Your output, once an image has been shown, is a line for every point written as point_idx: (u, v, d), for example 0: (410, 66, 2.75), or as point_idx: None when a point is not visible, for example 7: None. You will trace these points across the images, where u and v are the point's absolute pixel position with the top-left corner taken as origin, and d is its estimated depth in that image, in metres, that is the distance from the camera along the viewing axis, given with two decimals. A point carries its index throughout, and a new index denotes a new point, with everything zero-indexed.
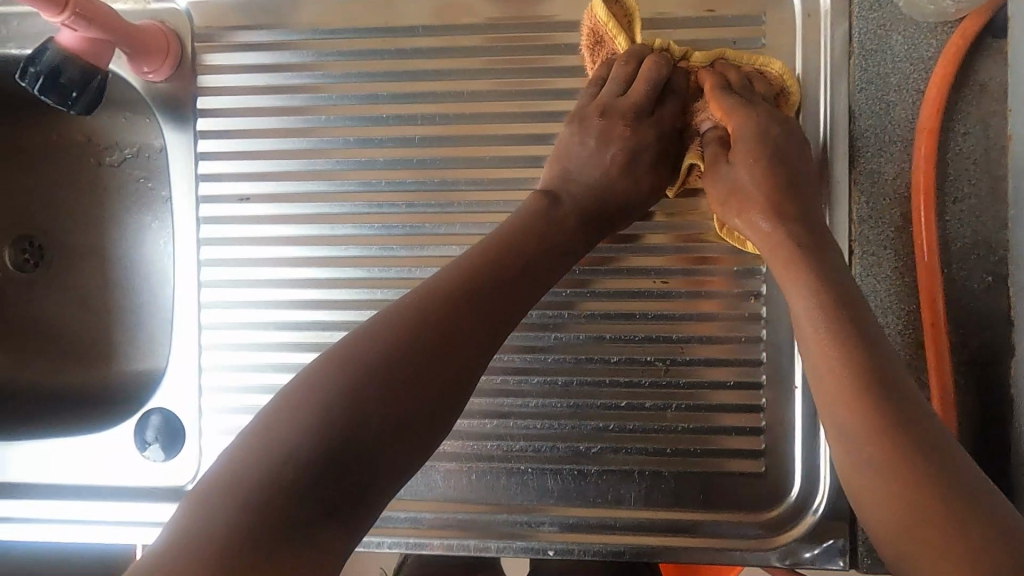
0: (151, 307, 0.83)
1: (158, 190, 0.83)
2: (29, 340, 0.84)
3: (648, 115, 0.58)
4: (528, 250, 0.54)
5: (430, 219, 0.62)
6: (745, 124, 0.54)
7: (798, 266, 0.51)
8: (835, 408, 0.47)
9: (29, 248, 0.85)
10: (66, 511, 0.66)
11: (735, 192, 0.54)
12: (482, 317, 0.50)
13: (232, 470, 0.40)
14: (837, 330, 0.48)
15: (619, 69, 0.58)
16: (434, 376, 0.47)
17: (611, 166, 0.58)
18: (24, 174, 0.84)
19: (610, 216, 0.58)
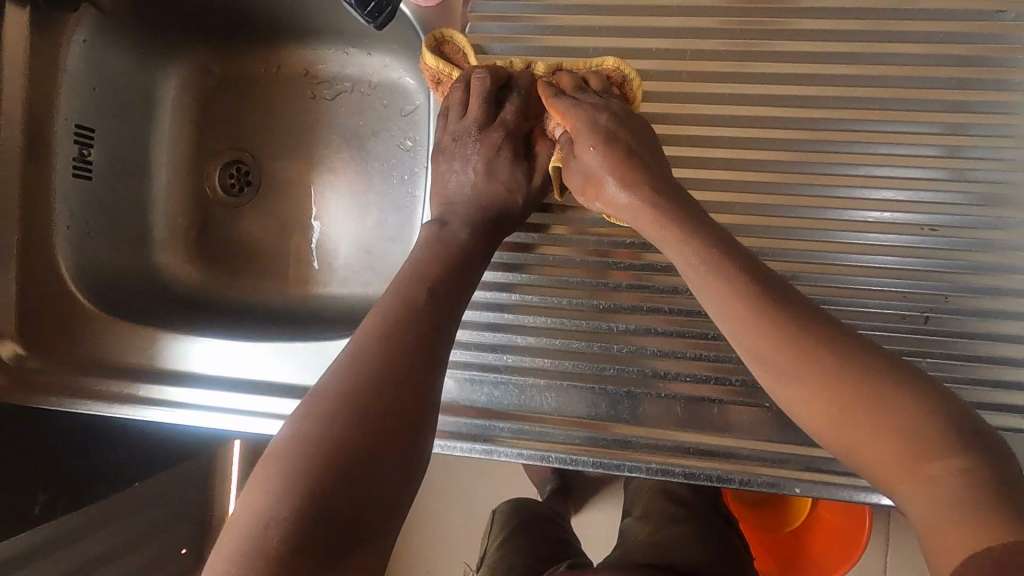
0: (353, 235, 0.87)
1: (368, 124, 0.86)
2: (234, 261, 0.88)
3: (487, 125, 0.61)
4: (428, 268, 0.55)
5: (687, 152, 0.63)
6: (577, 116, 0.55)
7: (659, 231, 0.50)
8: (767, 363, 0.45)
9: (239, 172, 0.89)
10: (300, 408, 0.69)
11: (590, 177, 0.54)
12: (411, 348, 0.48)
13: (285, 451, 0.43)
14: (756, 301, 0.45)
15: (455, 93, 0.62)
16: (393, 400, 0.45)
17: (478, 176, 0.61)
18: (238, 100, 0.88)
19: (500, 218, 0.61)
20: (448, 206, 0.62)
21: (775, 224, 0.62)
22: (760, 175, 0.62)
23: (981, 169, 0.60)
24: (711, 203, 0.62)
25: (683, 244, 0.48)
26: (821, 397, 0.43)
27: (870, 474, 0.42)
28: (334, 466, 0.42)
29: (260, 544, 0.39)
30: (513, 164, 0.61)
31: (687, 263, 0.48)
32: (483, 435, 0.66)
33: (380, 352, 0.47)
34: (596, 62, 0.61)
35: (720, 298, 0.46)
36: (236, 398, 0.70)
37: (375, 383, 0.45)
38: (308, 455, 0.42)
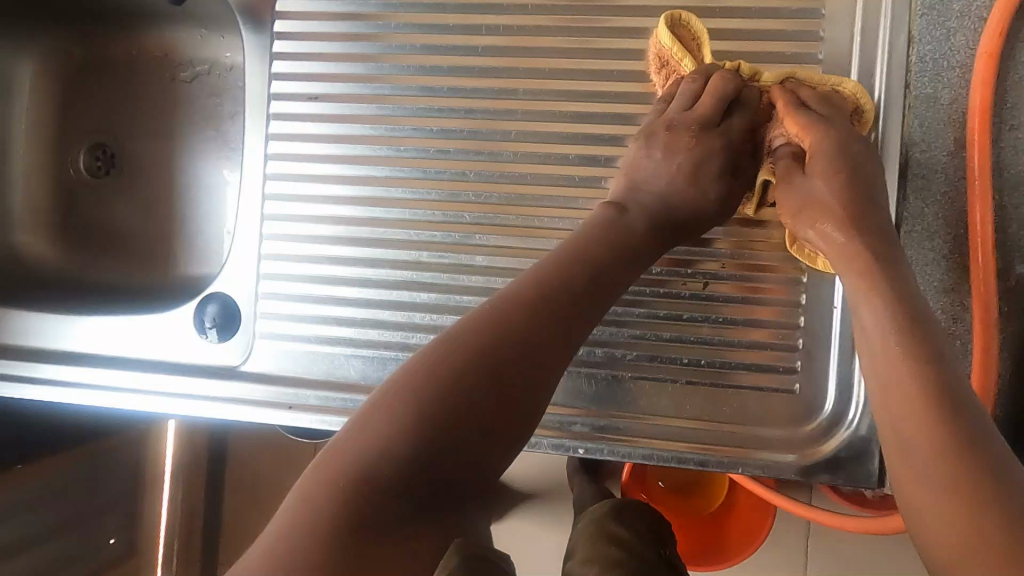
0: (212, 215, 0.88)
1: (226, 106, 0.87)
2: (99, 242, 0.90)
3: (712, 128, 0.56)
4: (600, 251, 0.51)
5: (487, 126, 0.65)
6: (821, 138, 0.52)
7: (871, 266, 0.47)
8: (887, 373, 0.44)
9: (103, 155, 0.90)
10: (128, 379, 0.71)
11: (809, 203, 0.51)
12: (553, 342, 0.46)
13: (364, 421, 0.41)
14: (915, 320, 0.45)
15: (689, 84, 0.57)
16: (490, 385, 0.43)
17: (680, 176, 0.56)
18: (100, 83, 0.89)
19: (684, 224, 0.56)
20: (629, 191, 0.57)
21: (568, 195, 0.64)
22: (552, 147, 0.64)
23: None
24: (512, 177, 0.64)
25: (866, 274, 0.47)
26: (925, 413, 0.41)
27: (917, 493, 0.40)
28: (386, 469, 0.39)
29: (310, 524, 0.36)
30: (684, 157, 0.56)
31: (869, 304, 0.46)
32: (291, 403, 0.66)
33: (523, 330, 0.45)
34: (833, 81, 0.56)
35: (887, 316, 0.45)
36: (71, 371, 0.72)
37: (486, 380, 0.43)
38: (416, 433, 0.40)
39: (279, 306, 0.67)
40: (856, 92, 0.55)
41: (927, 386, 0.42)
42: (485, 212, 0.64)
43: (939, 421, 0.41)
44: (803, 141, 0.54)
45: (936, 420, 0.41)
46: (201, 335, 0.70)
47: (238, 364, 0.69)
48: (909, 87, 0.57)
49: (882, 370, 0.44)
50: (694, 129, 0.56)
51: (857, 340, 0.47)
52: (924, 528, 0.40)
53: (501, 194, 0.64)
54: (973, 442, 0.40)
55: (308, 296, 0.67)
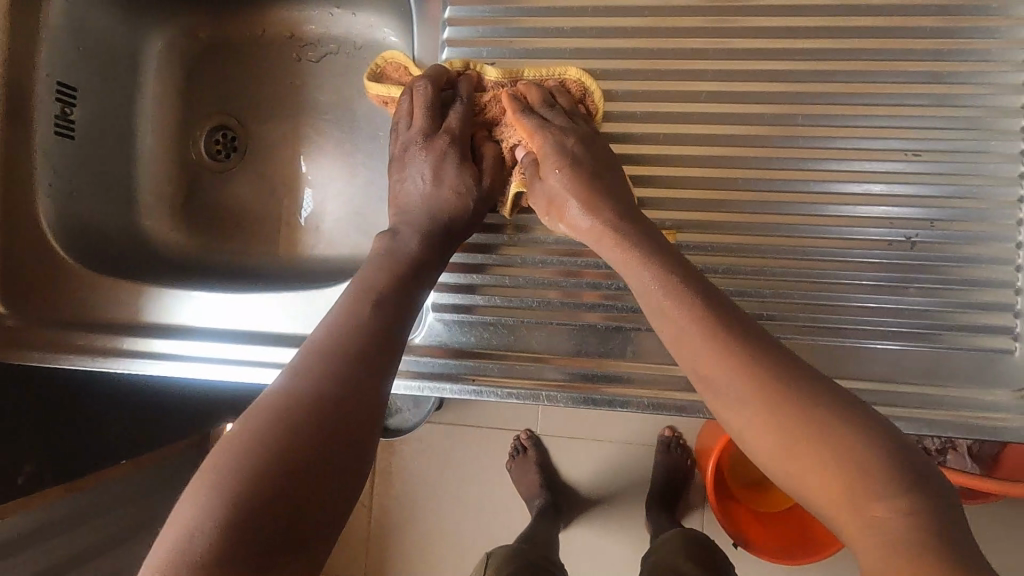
0: (341, 197, 0.86)
1: (355, 85, 0.85)
2: (225, 226, 0.87)
3: (435, 136, 0.63)
4: (381, 280, 0.55)
5: (674, 88, 0.63)
6: (542, 141, 0.60)
7: (632, 253, 0.53)
8: (715, 386, 0.47)
9: (226, 139, 0.88)
10: (286, 355, 0.68)
11: (552, 199, 0.59)
12: (370, 374, 0.49)
13: (237, 428, 0.43)
14: (700, 314, 0.49)
15: (403, 106, 0.64)
16: (332, 416, 0.44)
17: (439, 189, 0.62)
18: (225, 64, 0.87)
19: (451, 234, 0.62)
20: (402, 214, 0.63)
21: (762, 155, 0.61)
22: (745, 107, 0.62)
23: (974, 95, 0.59)
24: (701, 138, 0.62)
25: (637, 249, 0.53)
26: (789, 432, 0.43)
27: (833, 503, 0.41)
28: (273, 490, 0.40)
29: (202, 545, 0.38)
30: (429, 168, 0.63)
31: (638, 276, 0.53)
32: (472, 377, 0.65)
33: (364, 343, 0.50)
34: (557, 72, 0.63)
35: (687, 304, 0.50)
36: (226, 347, 0.69)
37: (339, 403, 0.45)
38: (273, 447, 0.42)
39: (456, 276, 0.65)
40: (580, 79, 0.62)
41: (807, 391, 0.44)
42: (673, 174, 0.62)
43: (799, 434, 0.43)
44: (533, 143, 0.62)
45: (792, 435, 0.43)
46: None
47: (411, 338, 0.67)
48: None
49: (703, 368, 0.48)
50: (445, 143, 0.63)
51: (664, 334, 0.51)
52: (855, 542, 0.40)
53: (691, 156, 0.62)
54: (831, 425, 0.43)
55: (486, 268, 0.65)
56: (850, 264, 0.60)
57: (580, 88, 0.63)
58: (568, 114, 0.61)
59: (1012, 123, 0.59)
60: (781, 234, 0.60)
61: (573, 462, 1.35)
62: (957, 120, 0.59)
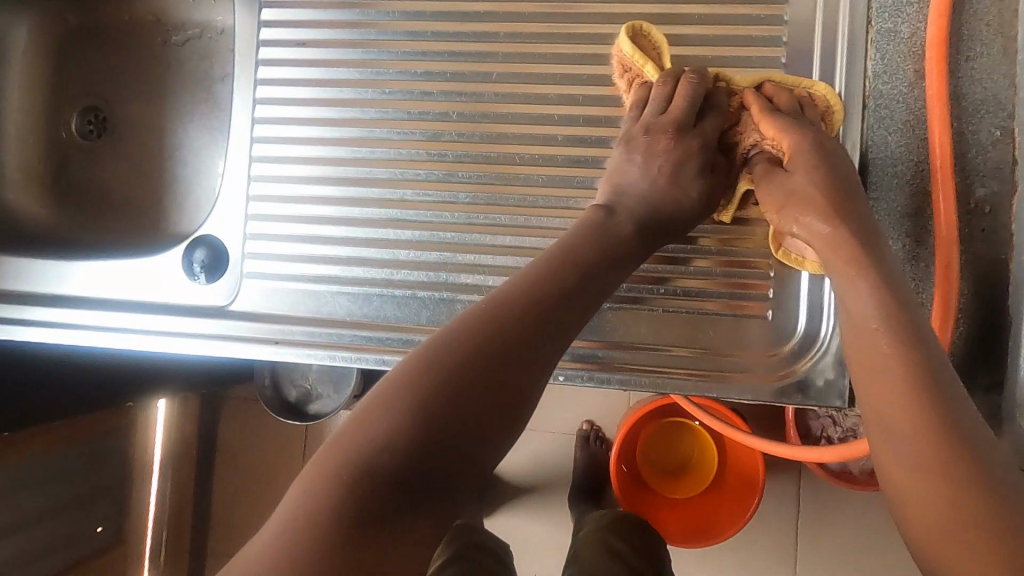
0: (201, 175, 0.90)
1: (215, 68, 0.89)
2: (92, 203, 0.91)
3: (689, 128, 0.58)
4: (585, 249, 0.52)
5: (470, 69, 0.66)
6: (796, 140, 0.54)
7: (852, 271, 0.48)
8: (938, 375, 0.43)
9: (95, 119, 0.92)
10: (109, 320, 0.71)
11: (791, 196, 0.52)
12: (536, 359, 0.46)
13: (376, 415, 0.41)
14: (894, 310, 0.45)
15: (658, 89, 0.59)
16: (485, 400, 0.42)
17: (661, 178, 0.57)
18: (92, 49, 0.91)
19: (664, 224, 0.57)
20: (618, 195, 0.58)
21: (546, 132, 0.65)
22: (532, 88, 0.65)
23: (744, 74, 0.62)
24: (494, 115, 0.65)
25: (851, 254, 0.48)
26: (924, 436, 0.41)
27: (928, 512, 0.40)
28: (380, 486, 0.39)
29: (295, 541, 0.36)
30: (663, 161, 0.57)
31: (846, 277, 0.48)
32: (277, 339, 0.66)
33: (524, 323, 0.47)
34: (807, 84, 0.59)
35: (873, 298, 0.46)
36: (57, 312, 0.72)
37: (461, 384, 0.43)
38: (413, 425, 0.41)
39: (266, 245, 0.68)
40: (828, 95, 0.58)
41: (923, 394, 0.42)
42: (469, 150, 0.66)
43: (931, 440, 0.40)
44: (779, 144, 0.56)
45: (919, 436, 0.41)
46: (188, 277, 0.71)
47: (227, 304, 0.70)
48: (871, 24, 0.60)
49: (868, 361, 0.45)
50: (671, 133, 0.57)
51: (842, 321, 0.48)
52: (943, 549, 0.39)
53: (486, 133, 0.65)
54: (955, 434, 0.40)
55: (294, 238, 0.68)
56: None
57: (824, 102, 0.59)
58: (790, 114, 0.57)
59: None
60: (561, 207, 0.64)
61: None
62: None
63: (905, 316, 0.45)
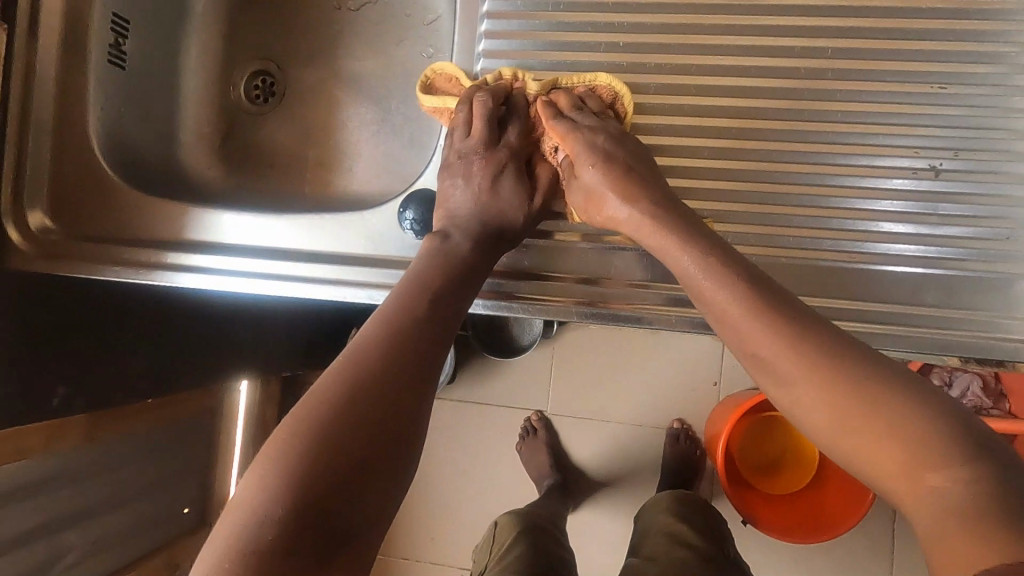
0: (372, 139, 0.89)
1: (390, 32, 0.88)
2: (261, 165, 0.91)
3: (497, 145, 0.65)
4: (433, 278, 0.57)
5: (708, 22, 0.65)
6: (574, 143, 0.61)
7: (677, 241, 0.55)
8: (804, 399, 0.48)
9: (264, 84, 0.92)
10: (303, 270, 0.71)
11: (592, 197, 0.61)
12: (398, 371, 0.50)
13: (281, 432, 0.46)
14: (793, 338, 0.49)
15: (460, 115, 0.66)
16: (364, 410, 0.47)
17: (483, 194, 0.64)
18: (264, 13, 0.91)
19: (497, 233, 0.64)
20: (451, 219, 0.64)
21: (791, 85, 0.63)
22: (773, 41, 0.64)
23: (997, 31, 0.61)
24: (733, 69, 0.64)
25: (705, 269, 0.53)
26: (886, 449, 0.44)
27: (922, 515, 0.42)
28: (313, 496, 0.43)
29: (248, 549, 0.41)
30: (486, 178, 0.64)
31: (715, 294, 0.52)
32: None
33: (421, 336, 0.53)
34: (590, 79, 0.65)
35: (767, 326, 0.50)
36: (260, 262, 0.71)
37: (370, 402, 0.47)
38: (299, 438, 0.45)
39: None
40: (611, 84, 0.64)
41: (865, 415, 0.45)
42: (707, 104, 0.65)
43: (902, 455, 0.43)
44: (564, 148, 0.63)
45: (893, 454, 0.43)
46: (402, 231, 0.70)
47: None
48: None
49: (807, 401, 0.48)
50: (495, 151, 0.65)
51: (743, 355, 0.52)
52: (932, 550, 0.40)
53: (724, 88, 0.65)
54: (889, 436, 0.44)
55: None
56: (863, 190, 0.62)
57: (610, 92, 0.65)
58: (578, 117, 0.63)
59: None
60: (791, 161, 0.63)
61: (585, 444, 1.39)
62: (978, 55, 0.62)
63: (783, 344, 0.49)
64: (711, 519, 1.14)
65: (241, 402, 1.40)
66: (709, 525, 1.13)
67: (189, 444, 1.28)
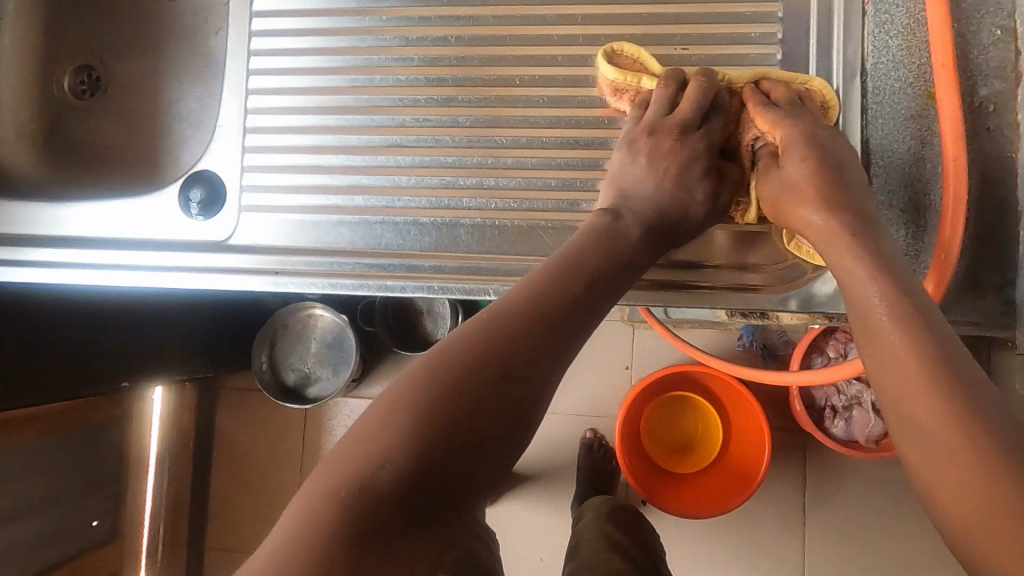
0: (194, 128, 0.88)
1: (209, 22, 0.88)
2: (88, 162, 0.90)
3: (692, 131, 0.57)
4: (591, 259, 0.53)
5: None
6: (790, 133, 0.54)
7: (846, 244, 0.49)
8: (886, 369, 0.45)
9: (89, 79, 0.91)
10: (90, 258, 0.70)
11: (787, 190, 0.53)
12: (537, 355, 0.48)
13: (381, 432, 0.44)
14: (903, 315, 0.46)
15: (660, 90, 0.58)
16: (484, 412, 0.45)
17: (666, 180, 0.57)
18: (89, 10, 0.91)
19: (677, 228, 0.58)
20: (621, 199, 0.58)
21: (547, 53, 0.64)
22: (530, 10, 0.65)
23: None
24: (492, 39, 0.65)
25: (846, 237, 0.50)
26: (940, 429, 0.42)
27: (950, 493, 0.42)
28: (390, 498, 0.42)
29: (308, 542, 0.40)
30: (670, 167, 0.57)
31: (845, 260, 0.49)
32: (278, 269, 0.65)
33: (528, 333, 0.48)
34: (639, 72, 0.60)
35: (888, 302, 0.46)
36: (46, 252, 0.70)
37: (497, 405, 0.45)
38: (417, 444, 0.43)
39: (261, 177, 0.67)
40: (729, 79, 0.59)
41: (937, 394, 0.43)
42: (468, 73, 0.65)
43: (971, 439, 0.41)
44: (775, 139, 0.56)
45: (959, 436, 0.42)
46: (185, 214, 0.69)
47: (225, 240, 0.68)
48: None
49: (891, 376, 0.45)
50: (676, 135, 0.57)
51: (853, 321, 0.49)
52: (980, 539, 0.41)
53: (483, 57, 0.65)
54: (975, 421, 0.42)
55: (293, 168, 0.67)
56: None
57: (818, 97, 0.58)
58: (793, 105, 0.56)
59: (771, 15, 0.61)
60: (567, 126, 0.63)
61: None
62: (723, 14, 0.62)
63: (917, 322, 0.45)
64: (643, 533, 1.13)
65: (156, 410, 1.36)
66: (639, 535, 1.13)
67: (87, 459, 1.25)
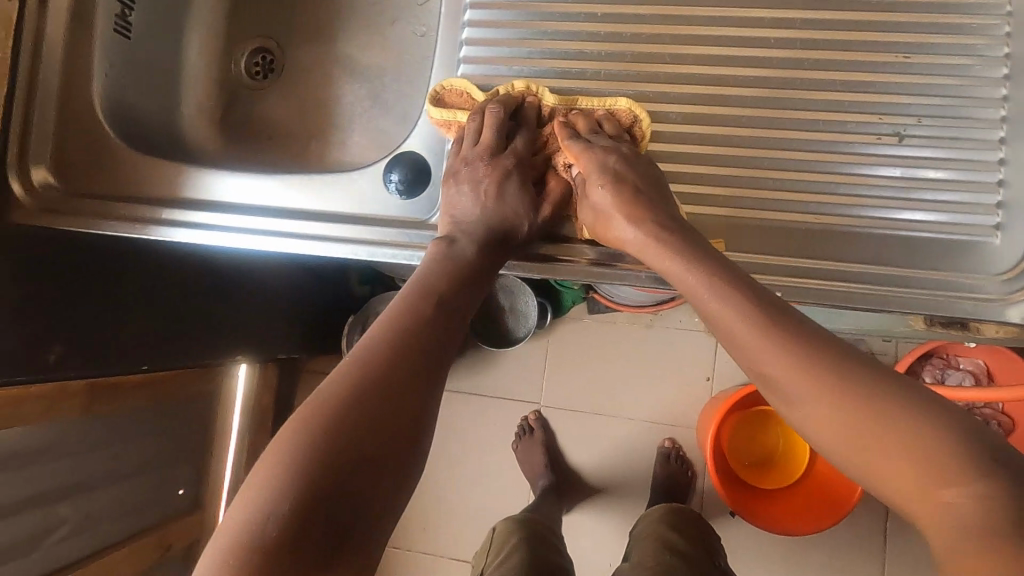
0: (365, 114, 0.91)
1: (387, 12, 0.92)
2: (258, 139, 0.94)
3: (495, 156, 0.66)
4: (440, 285, 0.59)
5: None
6: (586, 159, 0.62)
7: (672, 259, 0.55)
8: (821, 418, 0.47)
9: (263, 61, 0.95)
10: (292, 227, 0.74)
11: (600, 214, 0.61)
12: (414, 384, 0.51)
13: (283, 434, 0.47)
14: (801, 358, 0.48)
15: (471, 125, 0.68)
16: (355, 417, 0.47)
17: (483, 200, 0.66)
18: None
19: (502, 242, 0.66)
20: (454, 223, 0.66)
21: (763, 55, 0.66)
22: (746, 13, 0.67)
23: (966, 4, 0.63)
24: (707, 39, 0.67)
25: (683, 273, 0.54)
26: (891, 467, 0.43)
27: (937, 533, 0.41)
28: (317, 498, 0.44)
29: (266, 543, 0.42)
30: (486, 186, 0.66)
31: (727, 309, 0.51)
32: None
33: (406, 358, 0.51)
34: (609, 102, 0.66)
35: (790, 347, 0.49)
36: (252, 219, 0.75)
37: (354, 410, 0.48)
38: (300, 448, 0.45)
39: None
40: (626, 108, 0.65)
41: (887, 434, 0.44)
42: (681, 71, 0.67)
43: (921, 473, 0.42)
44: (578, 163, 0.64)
45: (903, 471, 0.43)
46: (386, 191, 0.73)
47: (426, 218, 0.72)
48: None
49: (839, 423, 0.46)
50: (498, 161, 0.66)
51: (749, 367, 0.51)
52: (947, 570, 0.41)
53: (697, 57, 0.67)
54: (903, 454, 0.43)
55: None
56: (836, 156, 0.64)
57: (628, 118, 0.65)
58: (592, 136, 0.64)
59: (998, 30, 0.62)
60: (768, 128, 0.65)
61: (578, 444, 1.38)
62: (945, 26, 0.63)
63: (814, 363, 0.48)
64: (708, 541, 1.12)
65: (241, 385, 1.39)
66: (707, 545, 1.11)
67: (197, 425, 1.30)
